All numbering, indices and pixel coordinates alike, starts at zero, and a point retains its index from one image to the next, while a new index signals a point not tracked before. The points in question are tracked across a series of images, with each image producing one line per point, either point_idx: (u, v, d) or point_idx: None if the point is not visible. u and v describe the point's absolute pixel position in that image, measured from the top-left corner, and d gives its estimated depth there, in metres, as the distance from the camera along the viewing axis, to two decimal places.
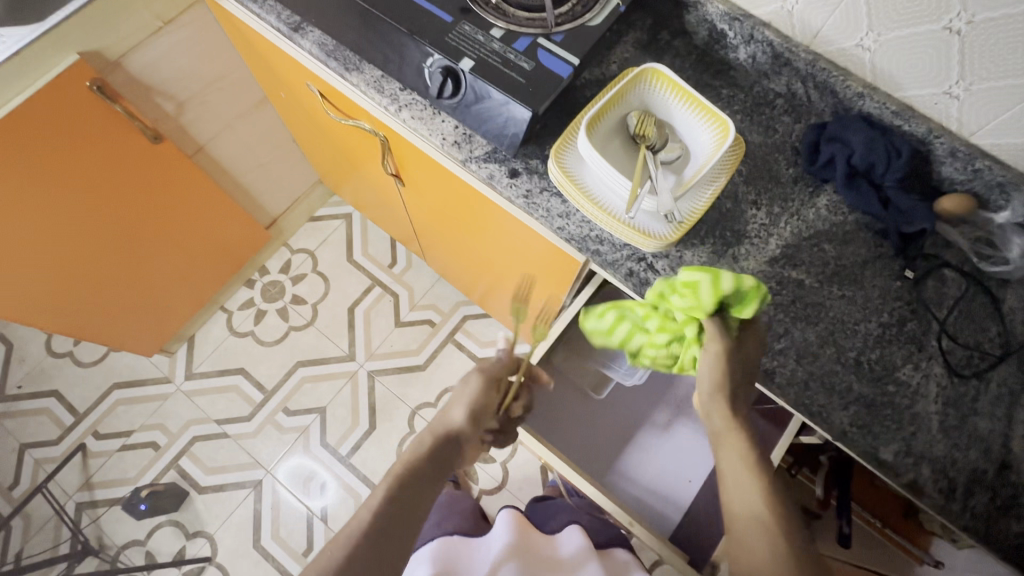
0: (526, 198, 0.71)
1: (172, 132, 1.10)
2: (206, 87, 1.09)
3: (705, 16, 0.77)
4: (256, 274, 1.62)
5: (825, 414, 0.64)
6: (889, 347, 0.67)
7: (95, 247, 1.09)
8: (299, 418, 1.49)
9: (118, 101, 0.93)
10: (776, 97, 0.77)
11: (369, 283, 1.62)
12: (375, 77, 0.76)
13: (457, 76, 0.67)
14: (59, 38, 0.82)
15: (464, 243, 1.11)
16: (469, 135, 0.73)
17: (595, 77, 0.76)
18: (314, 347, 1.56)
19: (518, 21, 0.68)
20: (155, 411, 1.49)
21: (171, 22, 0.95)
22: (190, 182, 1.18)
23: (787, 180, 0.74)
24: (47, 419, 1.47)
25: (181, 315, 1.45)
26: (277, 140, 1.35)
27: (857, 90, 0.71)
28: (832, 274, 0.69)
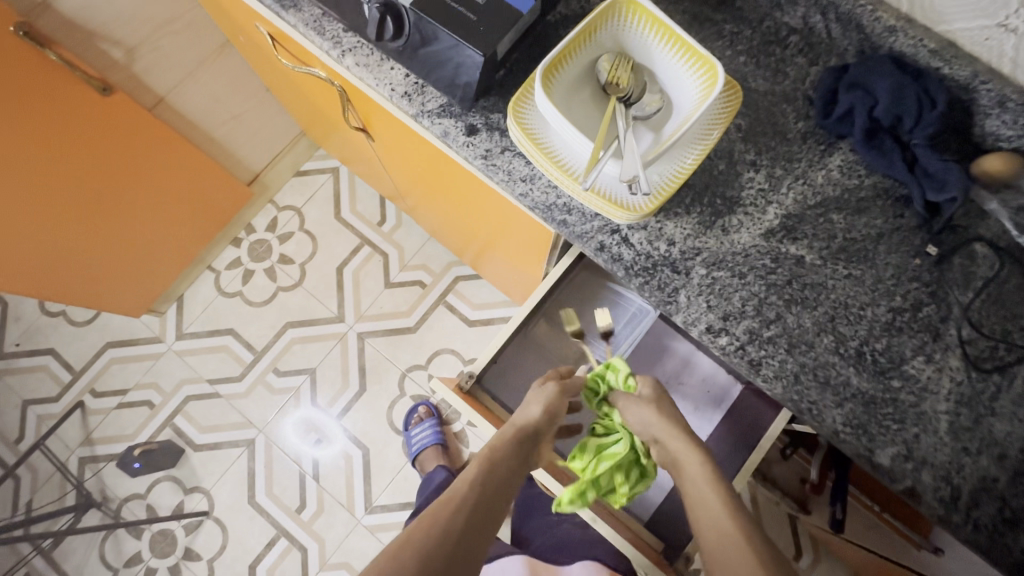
0: (484, 159, 0.61)
1: (124, 83, 1.01)
2: (156, 30, 0.99)
3: None
4: (242, 232, 1.57)
5: (816, 412, 0.56)
6: (898, 336, 0.58)
7: (55, 208, 1.04)
8: (291, 379, 1.48)
9: (50, 47, 0.85)
10: (790, 34, 0.65)
11: (358, 242, 1.55)
12: (316, 16, 0.66)
13: (398, 13, 0.56)
14: None
15: (443, 204, 1.03)
16: (421, 85, 0.63)
17: (572, 11, 0.64)
18: (303, 308, 1.52)
19: None
20: (149, 370, 1.49)
21: None
22: (153, 137, 1.10)
23: (795, 136, 0.63)
24: (46, 376, 1.49)
25: (164, 275, 1.42)
26: (248, 91, 1.25)
27: (888, 23, 0.58)
28: (838, 249, 0.60)
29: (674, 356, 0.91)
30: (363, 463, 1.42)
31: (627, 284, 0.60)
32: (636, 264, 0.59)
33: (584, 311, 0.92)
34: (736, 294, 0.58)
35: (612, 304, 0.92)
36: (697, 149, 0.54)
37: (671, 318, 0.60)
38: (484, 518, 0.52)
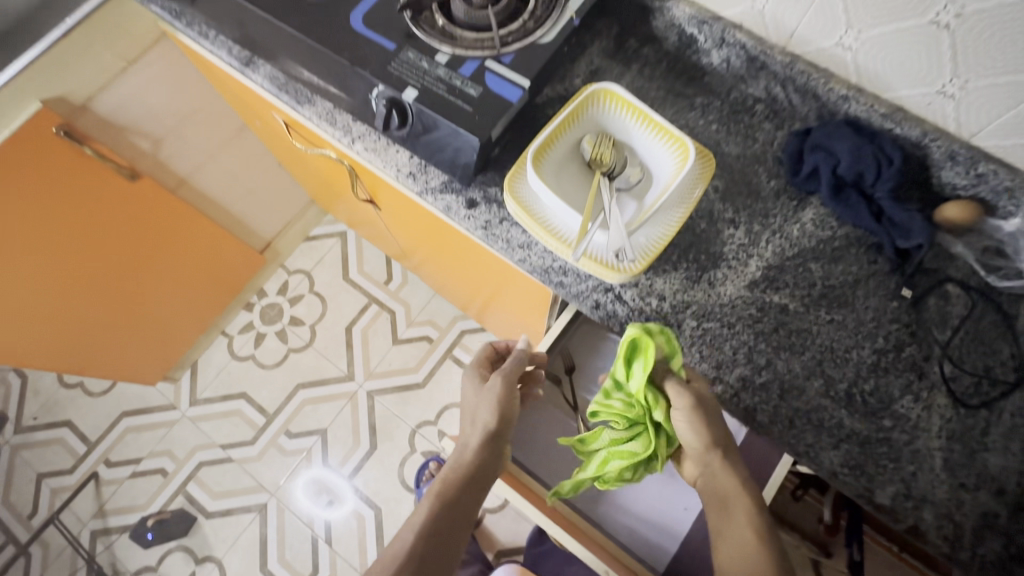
0: (484, 230, 0.67)
1: (150, 169, 1.10)
2: (180, 122, 1.09)
3: (673, 20, 0.71)
4: (255, 297, 1.63)
5: (813, 454, 0.58)
6: (885, 377, 0.60)
7: (81, 287, 1.10)
8: (302, 439, 1.49)
9: (86, 143, 0.93)
10: (755, 102, 0.71)
11: (365, 302, 1.60)
12: (327, 110, 0.73)
13: (401, 107, 0.63)
14: (19, 88, 0.82)
15: (448, 263, 1.09)
16: (424, 165, 0.70)
17: (556, 94, 0.72)
18: (313, 368, 1.55)
19: (464, 44, 0.64)
20: (163, 438, 1.51)
21: (136, 61, 0.95)
22: (174, 216, 1.17)
23: (768, 194, 0.68)
24: (61, 448, 1.51)
25: (180, 342, 1.46)
26: (262, 167, 1.34)
27: (841, 92, 0.64)
28: (819, 296, 0.64)
29: None
30: (376, 523, 1.41)
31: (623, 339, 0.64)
32: (630, 320, 0.63)
33: (589, 361, 0.93)
34: (728, 344, 0.62)
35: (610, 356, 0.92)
36: (680, 211, 0.59)
37: None
38: (442, 536, 0.66)
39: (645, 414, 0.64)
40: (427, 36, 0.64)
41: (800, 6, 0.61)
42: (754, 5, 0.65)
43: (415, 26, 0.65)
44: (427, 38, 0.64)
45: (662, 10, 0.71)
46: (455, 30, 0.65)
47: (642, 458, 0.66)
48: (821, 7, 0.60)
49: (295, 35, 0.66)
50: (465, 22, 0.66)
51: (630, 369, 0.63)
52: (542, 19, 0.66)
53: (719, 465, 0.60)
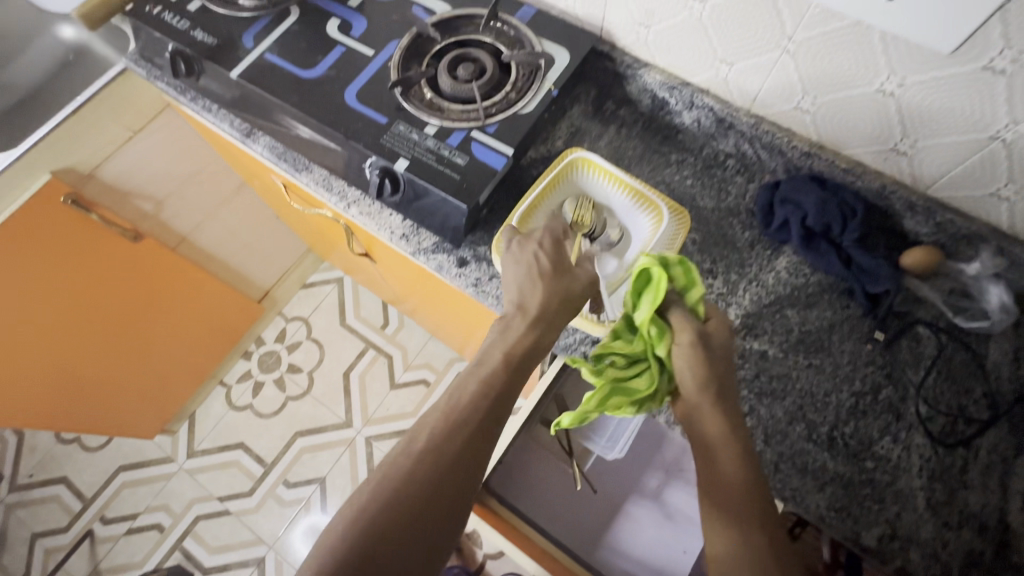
0: (475, 287, 0.70)
1: (153, 229, 1.13)
2: (182, 184, 1.13)
3: (645, 85, 0.77)
4: (252, 345, 1.64)
5: (800, 498, 0.60)
6: (864, 419, 0.63)
7: (81, 345, 1.11)
8: (301, 489, 1.48)
9: (93, 209, 0.97)
10: (726, 158, 0.76)
11: (363, 347, 1.62)
12: (324, 177, 0.77)
13: (394, 176, 0.67)
14: (31, 161, 0.87)
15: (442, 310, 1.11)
16: (416, 227, 0.73)
17: (540, 155, 0.77)
18: (311, 416, 1.56)
19: (452, 116, 0.69)
20: (159, 491, 1.50)
21: (142, 129, 1.00)
22: (175, 272, 1.20)
23: (743, 244, 0.72)
24: (56, 506, 1.50)
25: (178, 394, 1.47)
26: (261, 221, 1.39)
27: (803, 150, 0.69)
28: (797, 341, 0.67)
29: (672, 443, 0.93)
30: None
31: None
32: None
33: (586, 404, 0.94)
34: None
35: None
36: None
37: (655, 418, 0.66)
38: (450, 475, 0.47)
39: (648, 351, 0.57)
40: (416, 109, 0.69)
41: (756, 76, 0.66)
42: (718, 73, 0.69)
43: (404, 100, 0.70)
44: (416, 111, 0.69)
45: (635, 77, 0.76)
46: (442, 103, 0.70)
47: (641, 397, 0.57)
48: (775, 79, 0.65)
49: (293, 111, 0.70)
50: (452, 96, 0.71)
51: (637, 299, 0.57)
52: (523, 90, 0.71)
53: (710, 409, 0.52)
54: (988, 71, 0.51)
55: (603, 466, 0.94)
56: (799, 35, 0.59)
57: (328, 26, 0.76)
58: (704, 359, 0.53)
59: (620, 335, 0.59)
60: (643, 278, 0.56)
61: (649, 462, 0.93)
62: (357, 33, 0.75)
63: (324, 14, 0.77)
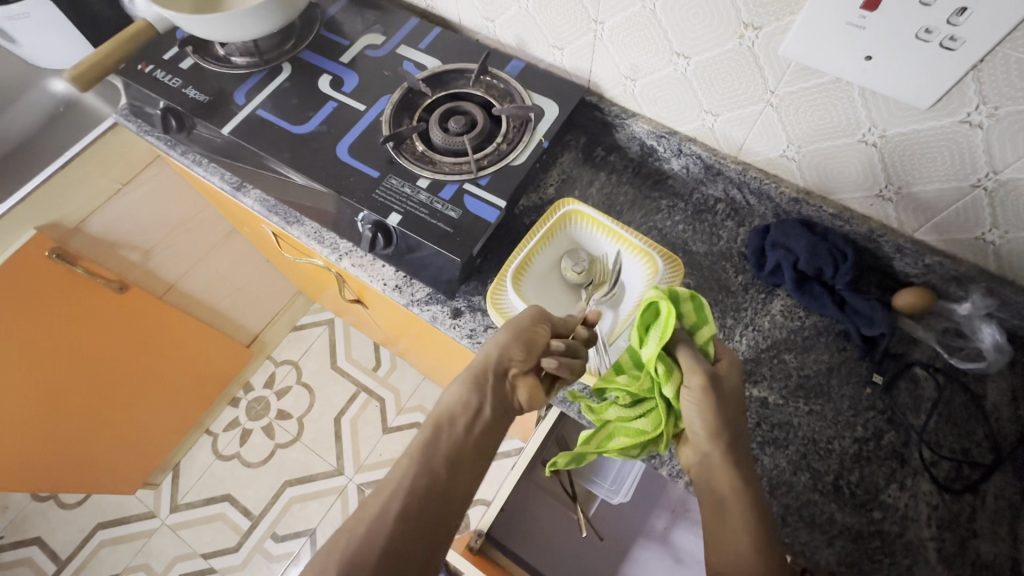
0: (470, 338, 0.69)
1: (140, 278, 1.11)
2: (170, 232, 1.12)
3: (634, 134, 0.78)
4: (240, 391, 1.60)
5: (810, 553, 0.58)
6: (869, 466, 0.62)
7: (61, 399, 1.08)
8: (289, 543, 1.42)
9: (78, 263, 0.96)
10: (716, 203, 0.77)
11: (354, 390, 1.59)
12: (315, 230, 0.77)
13: (387, 230, 0.67)
14: (15, 218, 0.86)
15: (432, 350, 1.10)
16: (410, 278, 0.73)
17: (532, 204, 0.77)
18: (301, 463, 1.51)
19: (443, 169, 0.69)
20: (140, 550, 1.43)
21: (130, 182, 0.99)
22: (161, 320, 1.18)
23: (737, 288, 0.72)
24: (28, 569, 1.41)
25: (161, 445, 1.42)
26: (250, 266, 1.37)
27: (792, 196, 0.70)
28: (796, 387, 0.66)
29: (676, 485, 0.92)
30: None
31: None
32: None
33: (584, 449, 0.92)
34: None
35: None
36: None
37: (658, 470, 0.64)
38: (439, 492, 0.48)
39: (654, 389, 0.54)
40: (408, 162, 0.70)
41: (742, 126, 0.68)
42: (704, 123, 0.71)
43: (397, 154, 0.70)
44: (409, 164, 0.69)
45: (624, 125, 0.78)
46: (434, 155, 0.71)
47: (645, 438, 0.54)
48: (760, 128, 0.66)
49: (284, 168, 0.71)
50: (444, 148, 0.71)
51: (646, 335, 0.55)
52: (515, 142, 0.71)
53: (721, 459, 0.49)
54: (966, 124, 0.53)
55: (605, 513, 0.92)
56: (781, 90, 0.60)
57: (320, 82, 0.77)
58: (715, 402, 0.50)
59: (625, 370, 0.56)
60: (651, 314, 0.54)
61: (652, 507, 0.92)
62: (348, 88, 0.76)
63: (315, 70, 0.78)
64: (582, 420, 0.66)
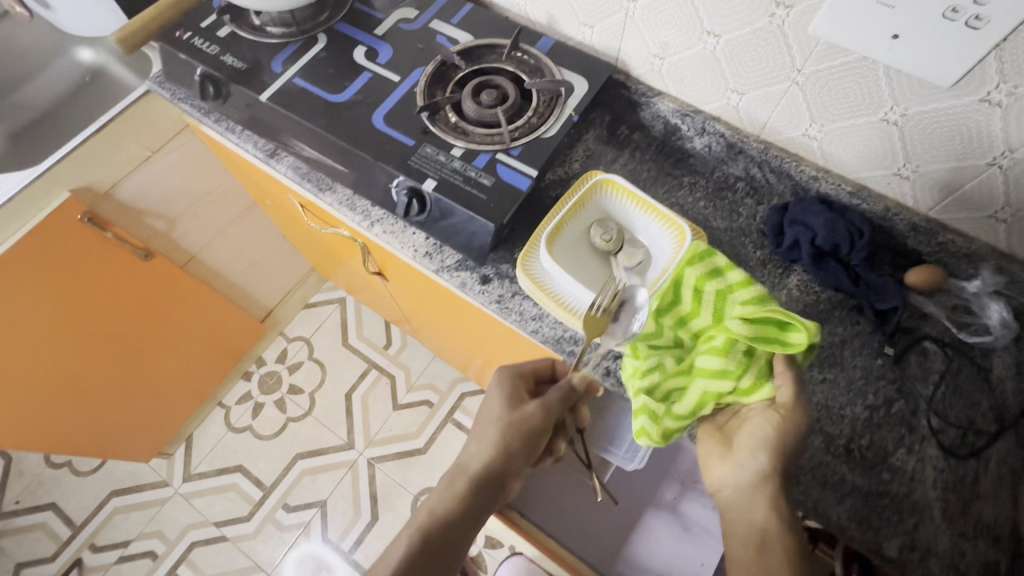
0: (498, 303, 0.72)
1: (164, 247, 1.13)
2: (194, 202, 1.13)
3: (658, 112, 0.80)
4: (253, 365, 1.63)
5: (821, 510, 0.61)
6: (879, 432, 0.65)
7: (84, 364, 1.10)
8: (300, 513, 1.45)
9: (108, 228, 0.98)
10: (736, 181, 0.79)
11: (365, 367, 1.62)
12: (347, 197, 0.79)
13: (422, 196, 0.69)
14: (51, 180, 0.88)
15: (445, 322, 1.13)
16: (440, 245, 0.75)
17: (558, 177, 0.80)
18: (313, 437, 1.54)
19: (476, 139, 0.71)
20: (154, 517, 1.46)
21: (159, 150, 1.01)
22: (182, 289, 1.20)
23: (755, 263, 0.75)
24: (43, 534, 1.44)
25: (175, 414, 1.45)
26: (267, 240, 1.39)
27: (811, 173, 0.73)
28: (810, 356, 0.69)
29: (687, 455, 0.96)
30: None
31: None
32: None
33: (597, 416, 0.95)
34: None
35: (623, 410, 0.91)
36: (682, 279, 0.63)
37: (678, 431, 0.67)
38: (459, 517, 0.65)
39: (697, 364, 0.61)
40: (441, 131, 0.72)
41: (767, 105, 0.70)
42: (729, 102, 0.73)
43: (431, 123, 0.72)
44: (442, 133, 0.72)
45: (649, 104, 0.80)
46: (466, 126, 0.73)
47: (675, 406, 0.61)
48: (784, 107, 0.69)
49: (322, 134, 0.73)
50: (478, 120, 0.73)
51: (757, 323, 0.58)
52: (545, 116, 0.74)
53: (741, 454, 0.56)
54: (985, 103, 0.55)
55: (618, 481, 0.95)
56: (808, 68, 0.63)
57: (355, 53, 0.79)
58: None
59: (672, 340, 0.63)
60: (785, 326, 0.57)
61: (663, 477, 0.96)
62: (383, 59, 0.78)
63: (350, 41, 0.80)
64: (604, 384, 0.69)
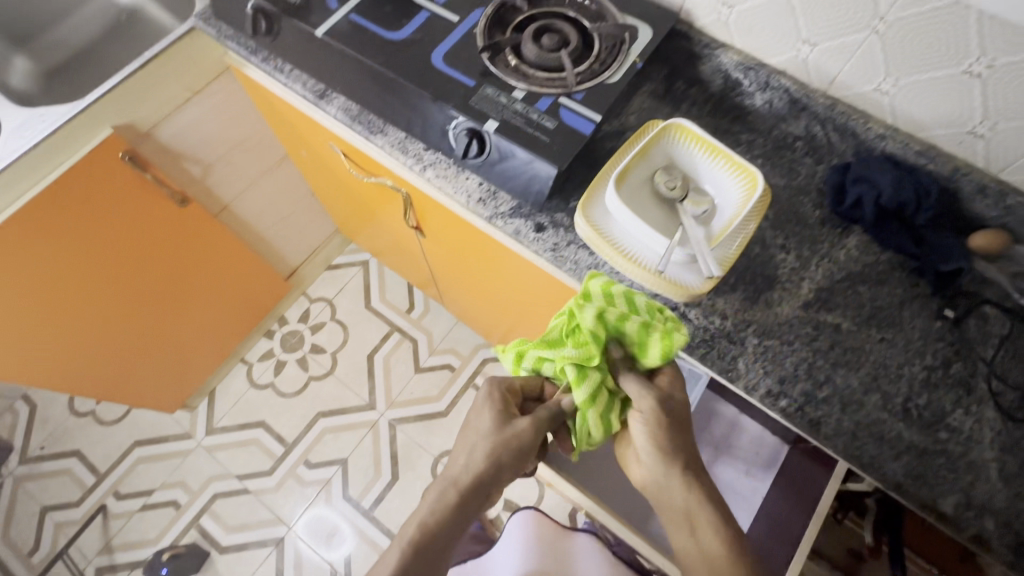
0: (553, 251, 0.70)
1: (198, 194, 1.12)
2: (230, 150, 1.12)
3: (720, 66, 0.79)
4: (275, 324, 1.63)
5: (878, 465, 0.61)
6: (937, 392, 0.64)
7: (117, 309, 1.10)
8: (322, 470, 1.47)
9: (148, 169, 0.97)
10: (795, 140, 0.76)
11: (387, 329, 1.62)
12: (399, 139, 0.77)
13: (481, 137, 0.68)
14: (94, 114, 0.86)
15: (474, 286, 1.13)
16: (494, 192, 0.74)
17: (614, 130, 0.78)
18: (335, 396, 1.55)
19: (537, 83, 0.70)
20: (176, 468, 1.47)
21: (200, 92, 0.99)
22: (213, 239, 1.20)
23: (814, 222, 0.73)
24: (68, 480, 1.46)
25: (200, 367, 1.45)
26: (297, 196, 1.38)
27: (878, 131, 0.72)
28: (868, 316, 0.68)
29: (721, 420, 0.99)
30: None
31: (689, 355, 0.67)
32: (695, 336, 0.67)
33: None
34: (787, 359, 0.66)
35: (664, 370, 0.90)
36: (750, 224, 0.62)
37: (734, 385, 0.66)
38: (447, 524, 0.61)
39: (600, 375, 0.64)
40: (503, 74, 0.70)
41: (840, 56, 0.69)
42: (799, 53, 0.72)
43: (492, 66, 0.71)
44: (503, 76, 0.70)
45: (711, 56, 0.79)
46: (527, 69, 0.71)
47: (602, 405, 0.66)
48: (859, 59, 0.68)
49: (381, 71, 0.72)
50: (537, 63, 0.72)
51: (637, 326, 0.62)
52: (608, 62, 0.72)
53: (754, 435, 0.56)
54: None
55: None
56: (891, 16, 0.62)
57: None
58: None
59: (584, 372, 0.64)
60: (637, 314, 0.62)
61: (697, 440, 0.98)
62: None
63: None
64: None
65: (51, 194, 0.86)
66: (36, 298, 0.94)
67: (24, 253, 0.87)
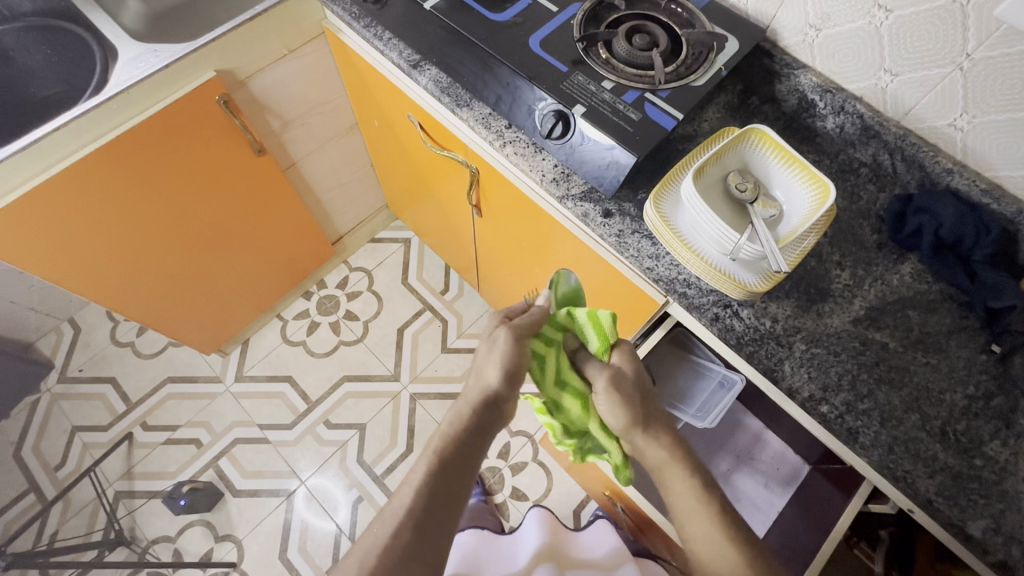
0: (617, 238, 0.73)
1: (273, 148, 1.18)
2: (309, 109, 1.18)
3: (797, 86, 0.82)
4: (314, 287, 1.68)
5: (910, 480, 0.63)
6: (975, 420, 0.66)
7: (179, 245, 1.15)
8: (340, 432, 1.51)
9: (237, 115, 1.03)
10: (861, 166, 0.80)
11: (420, 307, 1.66)
12: (484, 114, 0.81)
13: (567, 120, 0.75)
14: (203, 56, 0.93)
15: (514, 272, 1.15)
16: (568, 174, 0.77)
17: (687, 133, 0.80)
18: (361, 363, 1.59)
19: (626, 77, 0.76)
20: (202, 409, 1.53)
21: (295, 51, 1.05)
22: (278, 193, 1.26)
23: (871, 245, 0.76)
24: (101, 404, 1.53)
25: (241, 319, 1.50)
26: (357, 165, 1.43)
27: (946, 166, 0.74)
28: (916, 341, 0.70)
29: (745, 432, 1.01)
30: None
31: (736, 352, 0.69)
32: (745, 335, 0.69)
33: (669, 379, 0.90)
34: (832, 369, 0.68)
35: (692, 378, 0.89)
36: (812, 236, 0.64)
37: (776, 385, 0.68)
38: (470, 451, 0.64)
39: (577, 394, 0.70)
40: (594, 65, 0.77)
41: (920, 88, 0.73)
42: (879, 82, 0.76)
43: (585, 56, 0.78)
44: (595, 66, 0.77)
45: (790, 76, 0.82)
46: (617, 63, 0.77)
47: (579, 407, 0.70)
48: (939, 92, 0.71)
49: (481, 46, 0.80)
50: (626, 60, 0.78)
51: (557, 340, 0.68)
52: (694, 67, 0.77)
53: None
54: None
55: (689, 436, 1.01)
56: (979, 53, 0.66)
57: None
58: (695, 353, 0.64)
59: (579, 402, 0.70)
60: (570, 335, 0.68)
61: (720, 447, 1.00)
62: None
63: None
64: (706, 330, 0.71)
65: (152, 123, 0.92)
66: (114, 221, 0.99)
67: (112, 174, 0.92)
